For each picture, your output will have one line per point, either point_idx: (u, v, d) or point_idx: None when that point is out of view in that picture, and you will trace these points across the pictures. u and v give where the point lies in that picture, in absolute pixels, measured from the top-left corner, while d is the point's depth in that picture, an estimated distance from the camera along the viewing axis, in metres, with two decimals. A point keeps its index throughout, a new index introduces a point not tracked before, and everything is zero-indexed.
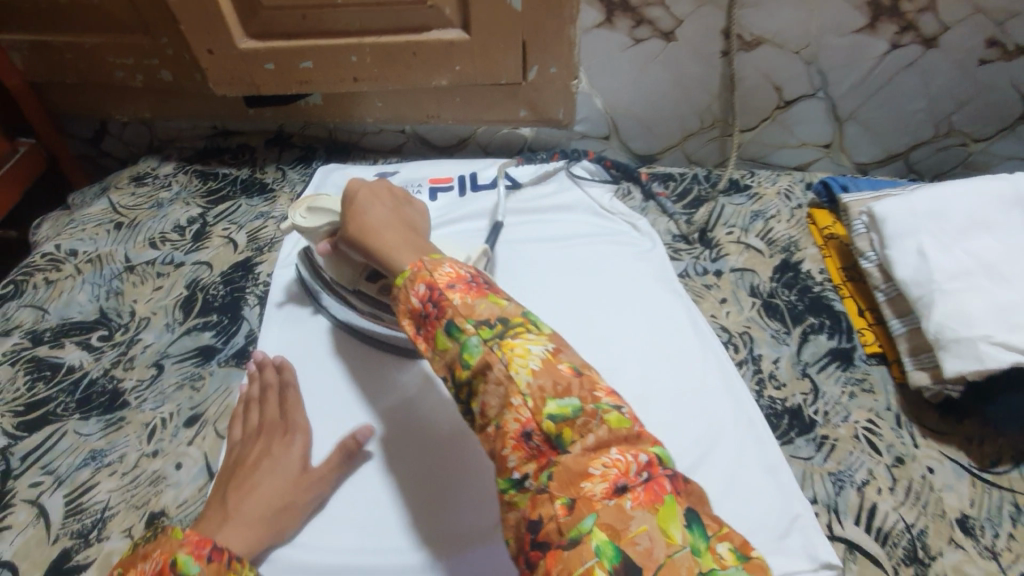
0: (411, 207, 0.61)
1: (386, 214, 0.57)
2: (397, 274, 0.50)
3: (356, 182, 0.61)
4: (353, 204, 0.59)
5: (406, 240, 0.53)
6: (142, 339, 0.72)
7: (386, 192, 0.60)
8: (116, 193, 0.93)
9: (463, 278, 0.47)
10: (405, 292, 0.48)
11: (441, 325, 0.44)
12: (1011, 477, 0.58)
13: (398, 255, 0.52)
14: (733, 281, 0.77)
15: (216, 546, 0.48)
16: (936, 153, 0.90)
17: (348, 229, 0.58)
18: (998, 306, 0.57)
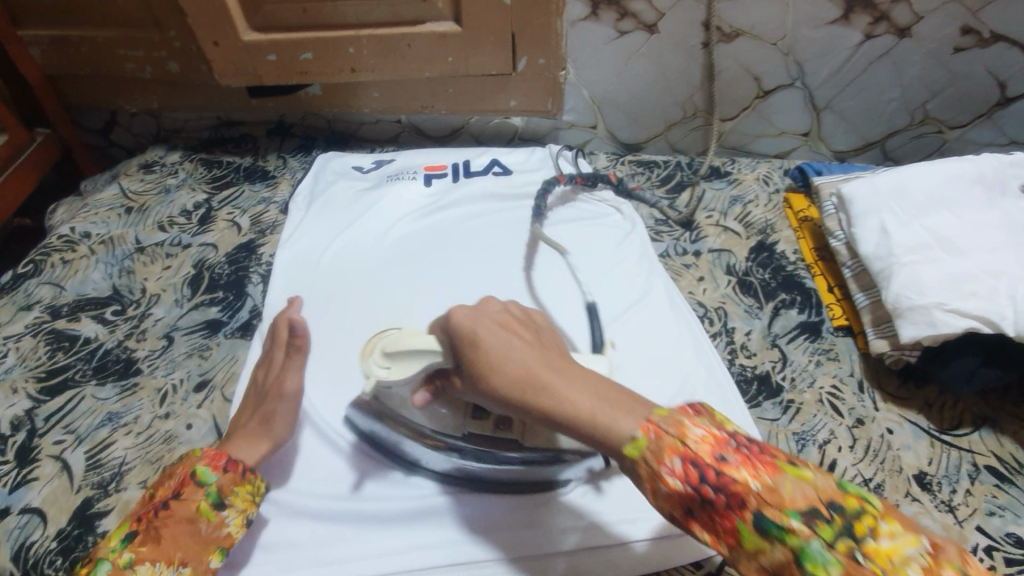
0: (542, 335, 0.51)
1: (527, 353, 0.46)
2: (628, 443, 0.39)
3: (462, 312, 0.52)
4: (474, 344, 0.49)
5: (592, 390, 0.42)
6: (153, 313, 0.77)
7: (507, 318, 0.51)
8: (126, 179, 0.98)
9: (730, 444, 0.37)
10: (654, 472, 0.38)
11: (739, 518, 0.35)
12: (970, 440, 0.61)
13: (607, 409, 0.41)
14: (710, 260, 0.81)
15: (228, 460, 0.56)
16: (911, 141, 0.94)
17: (483, 381, 0.47)
18: (952, 277, 0.61)
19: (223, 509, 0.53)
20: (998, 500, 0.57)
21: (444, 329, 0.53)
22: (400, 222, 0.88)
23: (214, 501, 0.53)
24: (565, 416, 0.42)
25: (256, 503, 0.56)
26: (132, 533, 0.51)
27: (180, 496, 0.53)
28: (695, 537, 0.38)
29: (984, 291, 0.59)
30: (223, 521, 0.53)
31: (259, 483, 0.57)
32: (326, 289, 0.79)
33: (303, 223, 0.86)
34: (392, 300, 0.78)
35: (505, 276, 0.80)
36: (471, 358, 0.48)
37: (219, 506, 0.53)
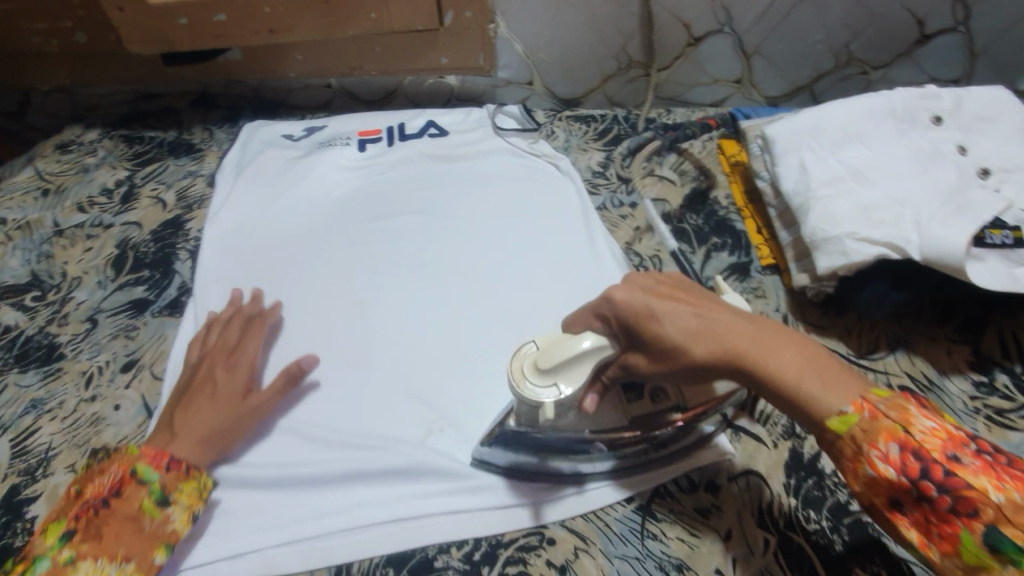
0: (707, 296, 0.50)
1: (720, 321, 0.46)
2: (835, 419, 0.42)
3: (624, 292, 0.49)
4: (656, 319, 0.47)
5: (799, 354, 0.44)
6: (75, 297, 0.74)
7: (674, 290, 0.50)
8: (42, 161, 0.93)
9: (980, 455, 0.38)
10: (870, 456, 0.41)
11: (965, 525, 0.37)
12: (886, 362, 0.65)
13: (820, 381, 0.43)
14: (647, 210, 0.82)
15: (172, 457, 0.54)
16: (838, 83, 0.96)
17: (679, 348, 0.46)
18: (864, 207, 0.63)
19: (168, 506, 0.52)
20: None
21: (606, 303, 0.50)
22: (336, 187, 0.86)
23: (158, 498, 0.52)
24: (780, 384, 0.43)
25: (201, 500, 0.55)
26: (70, 531, 0.49)
27: (121, 495, 0.51)
28: (898, 531, 0.40)
29: (891, 218, 0.62)
30: (167, 518, 0.52)
31: (206, 479, 0.55)
32: (258, 260, 0.77)
33: (232, 196, 0.83)
34: (330, 266, 0.76)
35: (443, 237, 0.80)
36: (658, 331, 0.46)
37: (164, 503, 0.52)
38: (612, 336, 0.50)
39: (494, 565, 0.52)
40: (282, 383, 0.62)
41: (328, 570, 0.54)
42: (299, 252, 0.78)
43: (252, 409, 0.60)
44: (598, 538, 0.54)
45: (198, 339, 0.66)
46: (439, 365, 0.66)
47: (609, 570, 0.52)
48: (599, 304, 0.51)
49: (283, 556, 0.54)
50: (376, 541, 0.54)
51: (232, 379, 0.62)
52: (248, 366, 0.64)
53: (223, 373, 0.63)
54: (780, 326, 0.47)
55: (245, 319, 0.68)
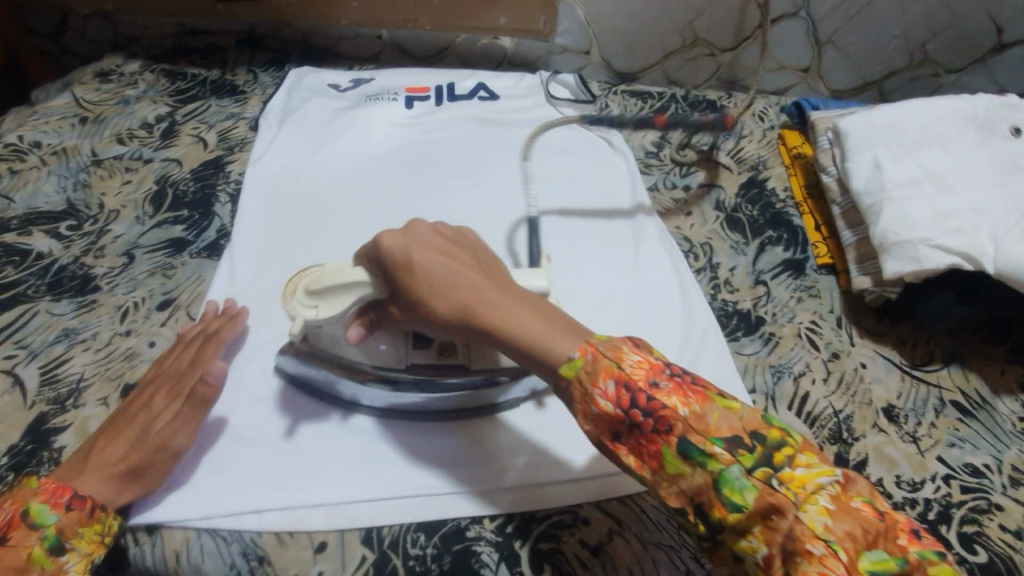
0: (476, 252, 0.50)
1: (469, 278, 0.46)
2: (565, 365, 0.42)
3: (392, 239, 0.49)
4: (411, 275, 0.47)
5: (535, 314, 0.45)
6: (112, 230, 0.72)
7: (440, 240, 0.49)
8: (80, 87, 0.90)
9: (667, 371, 0.41)
10: (590, 393, 0.41)
11: (665, 441, 0.39)
12: (939, 375, 0.62)
13: (553, 334, 0.43)
14: (700, 196, 0.79)
15: (73, 497, 0.47)
16: (907, 83, 0.91)
17: (427, 305, 0.46)
18: (940, 213, 0.61)
19: (62, 555, 0.46)
20: (959, 433, 0.58)
21: (374, 257, 0.50)
22: (381, 143, 0.83)
23: (51, 546, 0.45)
24: (513, 336, 0.44)
25: (104, 543, 0.48)
26: None
27: (6, 542, 0.44)
28: (619, 460, 0.42)
29: (968, 227, 0.59)
30: (59, 568, 0.46)
31: (112, 522, 0.49)
32: (298, 210, 0.75)
33: (276, 142, 0.81)
34: (371, 223, 0.74)
35: (488, 205, 0.77)
36: (414, 289, 0.47)
37: (58, 552, 0.46)
38: (382, 287, 0.50)
39: (527, 539, 0.50)
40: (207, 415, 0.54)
41: (357, 532, 0.51)
42: (339, 206, 0.76)
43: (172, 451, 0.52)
44: (633, 522, 0.51)
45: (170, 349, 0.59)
46: None
47: (643, 557, 0.49)
48: (371, 250, 0.51)
49: (309, 514, 0.52)
50: (407, 507, 0.52)
51: (165, 416, 0.53)
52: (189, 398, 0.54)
53: (161, 397, 0.54)
54: (523, 291, 0.48)
55: (205, 335, 0.59)
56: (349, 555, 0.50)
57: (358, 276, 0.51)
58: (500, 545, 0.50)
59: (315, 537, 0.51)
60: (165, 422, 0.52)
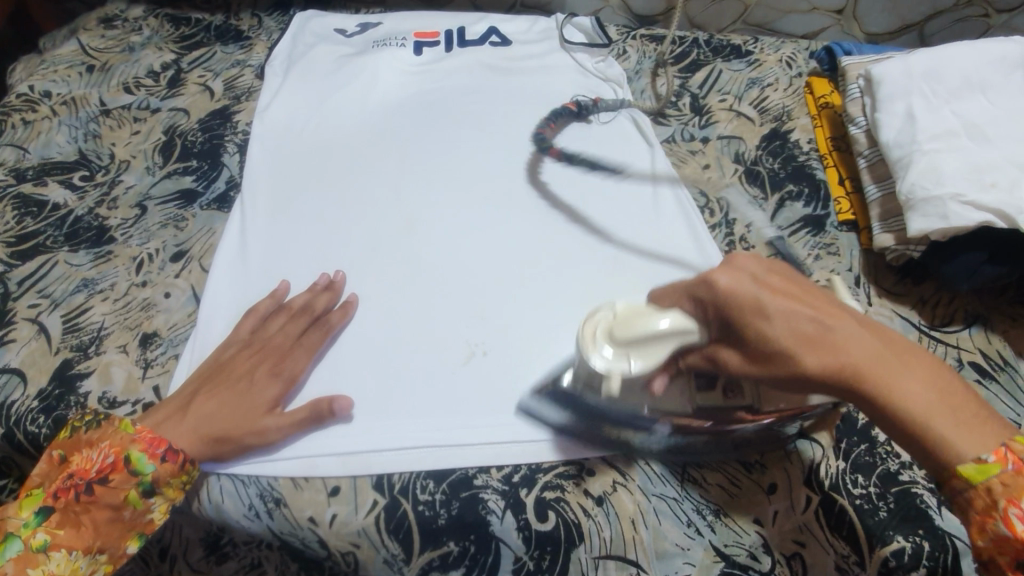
0: (819, 292, 0.44)
1: (850, 333, 0.40)
2: (974, 471, 0.37)
3: (726, 278, 0.42)
4: (765, 318, 0.40)
5: (925, 381, 0.39)
6: (124, 181, 0.73)
7: (784, 284, 0.43)
8: (86, 34, 0.89)
9: None
10: (1010, 515, 0.36)
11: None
12: (959, 337, 0.61)
13: (948, 413, 0.38)
14: (719, 147, 0.75)
15: (172, 450, 0.49)
16: (951, 26, 0.85)
17: (782, 356, 0.40)
18: (975, 167, 0.57)
19: (151, 498, 0.49)
20: (976, 395, 0.57)
21: (701, 289, 0.44)
22: (389, 92, 0.81)
23: (144, 490, 0.49)
24: (904, 419, 0.38)
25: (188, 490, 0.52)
26: (49, 509, 0.47)
27: (107, 483, 0.48)
28: None
29: (1005, 182, 0.56)
30: (148, 509, 0.49)
31: (197, 472, 0.51)
32: (307, 161, 0.74)
33: (283, 91, 0.79)
34: (380, 177, 0.73)
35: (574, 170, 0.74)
36: (767, 333, 0.40)
37: (148, 495, 0.49)
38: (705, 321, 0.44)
39: (532, 488, 0.52)
40: (305, 415, 0.53)
41: (368, 478, 0.53)
42: (348, 160, 0.74)
43: (269, 427, 0.53)
44: (637, 474, 0.53)
45: (261, 309, 0.60)
46: (485, 291, 0.64)
47: (645, 507, 0.51)
48: (693, 283, 0.44)
49: (323, 460, 0.53)
50: (413, 455, 0.53)
51: (260, 386, 0.55)
52: (289, 376, 0.56)
53: (261, 371, 0.56)
54: (903, 347, 0.41)
55: (314, 315, 0.60)
56: (361, 499, 0.52)
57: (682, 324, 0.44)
58: (505, 493, 0.52)
59: (329, 481, 0.53)
60: (266, 401, 0.54)
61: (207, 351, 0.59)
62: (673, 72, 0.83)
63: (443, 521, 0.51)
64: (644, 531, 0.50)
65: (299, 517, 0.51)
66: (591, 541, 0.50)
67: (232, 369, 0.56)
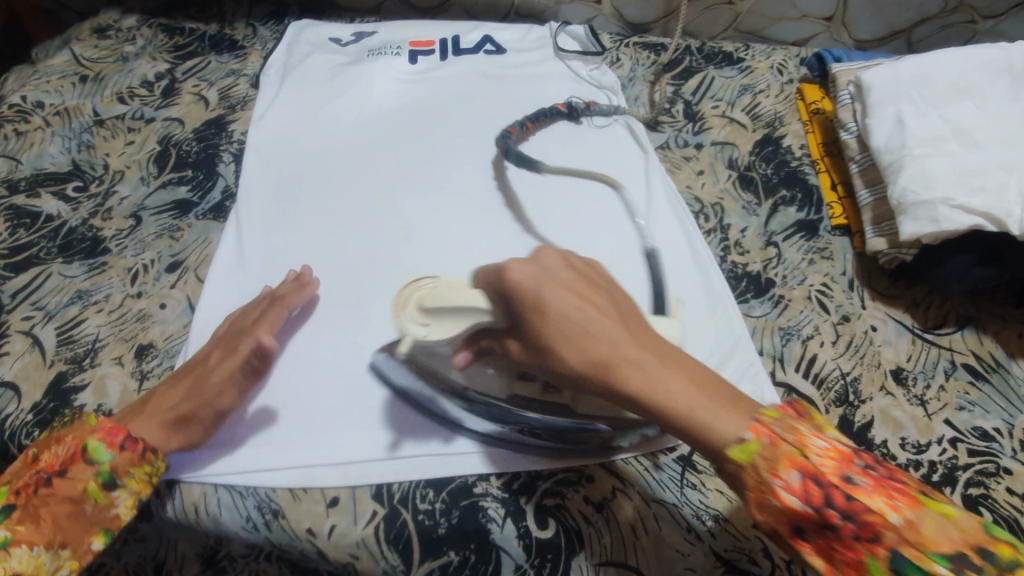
0: (609, 291, 0.44)
1: (612, 328, 0.41)
2: (736, 450, 0.37)
3: (520, 273, 0.44)
4: (542, 315, 0.42)
5: (686, 374, 0.40)
6: (118, 191, 0.72)
7: (574, 280, 0.43)
8: (79, 45, 0.88)
9: (852, 457, 0.36)
10: (769, 485, 0.35)
11: (869, 552, 0.33)
12: (952, 339, 0.61)
13: (711, 403, 0.38)
14: (712, 153, 0.76)
15: (129, 438, 0.49)
16: (939, 32, 0.86)
17: (552, 354, 0.41)
18: (965, 171, 0.58)
19: (114, 490, 0.48)
20: (969, 396, 0.58)
21: (496, 288, 0.45)
22: (384, 101, 0.81)
23: (105, 481, 0.48)
24: (663, 409, 0.38)
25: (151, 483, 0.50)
26: (8, 506, 0.46)
27: (67, 474, 0.47)
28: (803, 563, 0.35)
29: (994, 186, 0.57)
30: (112, 502, 0.48)
31: (161, 463, 0.50)
32: (302, 170, 0.74)
33: (278, 101, 0.79)
34: (376, 186, 0.73)
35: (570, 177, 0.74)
36: (542, 332, 0.42)
37: (110, 487, 0.48)
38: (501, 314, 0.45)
39: (532, 496, 0.52)
40: (243, 368, 0.56)
41: (368, 488, 0.53)
42: (344, 169, 0.74)
43: (224, 395, 0.54)
44: (636, 480, 0.53)
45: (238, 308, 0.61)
46: None
47: (646, 513, 0.51)
48: (492, 278, 0.46)
49: (323, 471, 0.53)
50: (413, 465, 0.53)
51: (218, 367, 0.55)
52: (245, 351, 0.56)
53: (217, 354, 0.56)
54: (668, 345, 0.42)
55: (273, 298, 0.60)
56: (360, 509, 0.51)
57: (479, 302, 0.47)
58: (506, 501, 0.52)
59: (328, 492, 0.52)
60: (218, 378, 0.54)
61: None
62: (666, 79, 0.84)
63: (443, 531, 0.51)
64: (645, 537, 0.50)
65: (297, 528, 0.51)
66: (591, 547, 0.50)
67: (194, 362, 0.56)
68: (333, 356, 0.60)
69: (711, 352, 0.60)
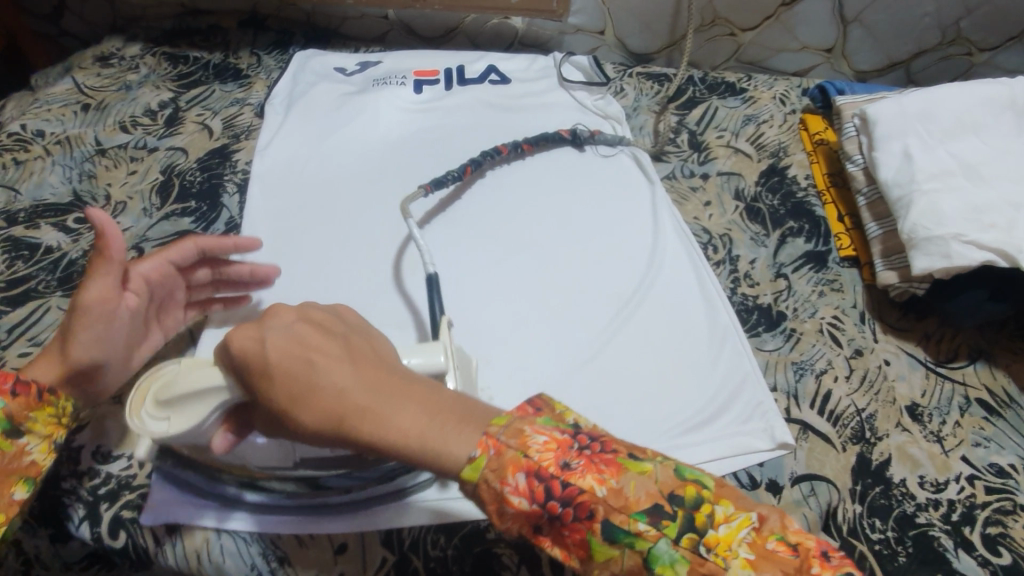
0: (335, 331, 0.42)
1: (338, 371, 0.38)
2: (466, 472, 0.35)
3: (242, 341, 0.41)
4: (267, 381, 0.39)
5: (420, 403, 0.37)
6: (120, 223, 0.71)
7: (306, 332, 0.40)
8: (82, 73, 0.88)
9: (568, 440, 0.36)
10: (500, 492, 0.34)
11: (587, 528, 0.33)
12: (965, 373, 0.61)
13: (449, 429, 0.36)
14: (719, 184, 0.76)
15: (19, 382, 0.47)
16: (937, 64, 0.88)
17: (291, 423, 0.38)
18: (974, 207, 0.59)
19: (21, 437, 0.47)
20: (985, 432, 0.57)
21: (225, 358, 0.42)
22: (389, 130, 0.81)
23: (6, 430, 0.46)
24: (400, 445, 0.36)
25: (62, 424, 0.50)
26: None
27: None
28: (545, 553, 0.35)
29: (1004, 223, 0.57)
30: (22, 449, 0.47)
31: (65, 403, 0.50)
32: (308, 202, 0.73)
33: (283, 131, 0.79)
34: (383, 216, 0.73)
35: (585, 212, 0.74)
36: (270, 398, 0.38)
37: (16, 435, 0.47)
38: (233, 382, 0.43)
39: None
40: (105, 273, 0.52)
41: (377, 534, 0.51)
42: (350, 199, 0.74)
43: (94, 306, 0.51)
44: None
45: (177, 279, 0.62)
46: (493, 335, 0.63)
47: None
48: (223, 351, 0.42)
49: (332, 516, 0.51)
50: (424, 508, 0.51)
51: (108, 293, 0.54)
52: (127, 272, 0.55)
53: None
54: (400, 374, 0.39)
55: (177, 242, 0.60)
56: (370, 556, 0.50)
57: (216, 380, 0.43)
58: (520, 547, 0.50)
59: (336, 538, 0.51)
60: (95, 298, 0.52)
61: None
62: (668, 108, 0.84)
63: None
64: None
65: None
66: None
67: None
68: None
69: (723, 387, 0.59)
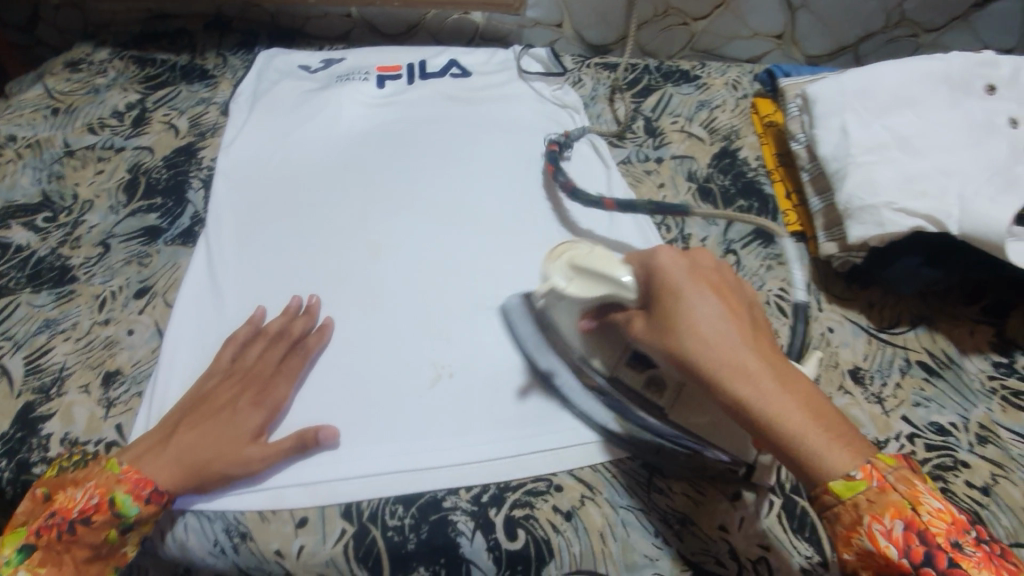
0: (742, 299, 0.48)
1: (731, 331, 0.44)
2: (835, 483, 0.40)
3: (668, 258, 0.48)
4: (677, 299, 0.46)
5: (803, 397, 0.42)
6: (87, 220, 0.73)
7: (715, 277, 0.48)
8: (52, 78, 0.90)
9: (963, 526, 0.38)
10: (867, 527, 0.39)
11: None
12: (906, 338, 0.63)
13: (820, 431, 0.41)
14: (673, 166, 0.79)
15: (153, 491, 0.50)
16: (884, 47, 0.91)
17: (679, 343, 0.45)
18: (906, 176, 0.61)
19: (129, 533, 0.50)
20: (925, 392, 0.60)
21: (644, 266, 0.49)
22: (352, 124, 0.83)
23: (124, 528, 0.50)
24: (778, 421, 0.41)
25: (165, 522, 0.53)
26: (29, 547, 0.48)
27: (91, 523, 0.49)
28: None
29: (935, 190, 0.60)
30: (125, 543, 0.50)
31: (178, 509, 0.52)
32: (273, 194, 0.75)
33: (247, 127, 0.80)
34: (345, 207, 0.74)
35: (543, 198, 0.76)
36: (686, 310, 0.45)
37: (128, 532, 0.50)
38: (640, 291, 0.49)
39: (501, 508, 0.52)
40: (291, 445, 0.53)
41: (337, 507, 0.53)
42: (313, 192, 0.76)
43: (246, 458, 0.52)
44: (604, 487, 0.54)
45: (238, 338, 0.60)
46: (450, 316, 0.65)
47: (614, 520, 0.52)
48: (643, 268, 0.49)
49: (292, 491, 0.53)
50: (380, 481, 0.53)
51: (244, 415, 0.54)
52: (272, 406, 0.56)
53: (243, 399, 0.55)
54: (798, 371, 0.44)
55: (291, 339, 0.61)
56: (329, 528, 0.51)
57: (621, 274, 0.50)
58: (475, 514, 0.52)
59: (297, 512, 0.52)
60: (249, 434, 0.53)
61: (168, 397, 0.58)
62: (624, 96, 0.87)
63: (413, 546, 0.51)
64: (613, 544, 0.51)
65: (266, 550, 0.51)
66: (561, 556, 0.50)
67: (215, 399, 0.55)
68: (312, 369, 0.60)
69: None
